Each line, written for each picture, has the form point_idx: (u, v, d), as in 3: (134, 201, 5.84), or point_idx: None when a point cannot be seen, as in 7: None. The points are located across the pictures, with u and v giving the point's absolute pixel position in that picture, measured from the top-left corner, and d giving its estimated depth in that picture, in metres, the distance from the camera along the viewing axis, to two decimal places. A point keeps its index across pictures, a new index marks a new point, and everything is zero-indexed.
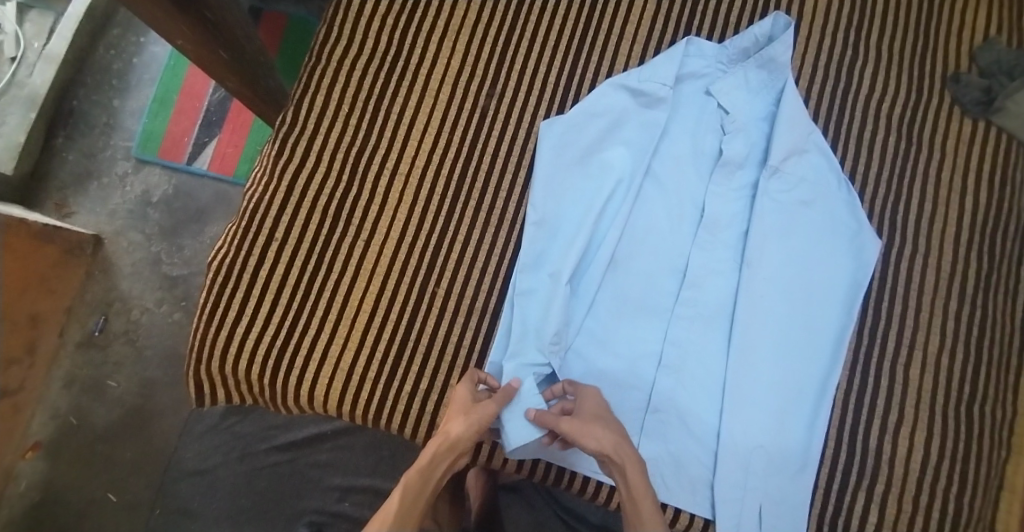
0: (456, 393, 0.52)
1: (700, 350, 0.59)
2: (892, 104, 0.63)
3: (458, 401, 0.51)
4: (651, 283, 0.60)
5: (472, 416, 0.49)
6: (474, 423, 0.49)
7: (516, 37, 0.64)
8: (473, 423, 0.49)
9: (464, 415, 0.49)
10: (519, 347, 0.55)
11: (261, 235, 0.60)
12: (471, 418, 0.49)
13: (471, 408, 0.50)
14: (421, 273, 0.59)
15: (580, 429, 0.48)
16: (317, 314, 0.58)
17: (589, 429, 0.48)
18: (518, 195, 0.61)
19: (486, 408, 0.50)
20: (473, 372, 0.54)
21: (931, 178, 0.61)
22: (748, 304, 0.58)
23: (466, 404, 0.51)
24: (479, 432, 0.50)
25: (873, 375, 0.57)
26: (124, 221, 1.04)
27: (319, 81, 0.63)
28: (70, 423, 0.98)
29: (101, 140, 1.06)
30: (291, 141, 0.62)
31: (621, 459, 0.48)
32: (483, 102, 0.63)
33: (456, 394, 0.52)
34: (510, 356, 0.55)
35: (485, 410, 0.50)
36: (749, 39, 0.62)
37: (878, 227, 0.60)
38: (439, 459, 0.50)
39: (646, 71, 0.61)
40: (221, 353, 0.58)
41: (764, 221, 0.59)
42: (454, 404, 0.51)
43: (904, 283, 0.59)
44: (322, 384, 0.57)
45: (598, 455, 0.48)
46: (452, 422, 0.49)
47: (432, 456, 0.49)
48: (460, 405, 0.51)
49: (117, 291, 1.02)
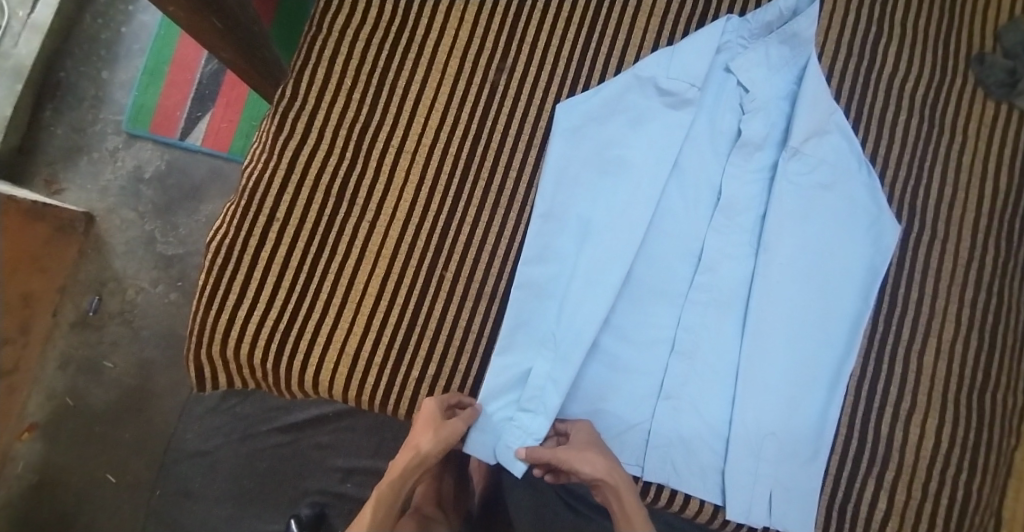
0: (424, 405, 0.52)
1: (714, 336, 0.57)
2: (916, 83, 0.61)
3: (424, 417, 0.51)
4: (665, 268, 0.59)
5: (442, 431, 0.50)
6: (442, 439, 0.50)
7: (528, 8, 0.61)
8: (442, 439, 0.50)
9: (435, 429, 0.50)
10: (532, 356, 0.55)
11: (261, 216, 0.57)
12: (440, 435, 0.50)
13: (442, 422, 0.51)
14: (428, 255, 0.57)
15: (574, 455, 0.50)
16: (321, 297, 0.56)
17: (582, 454, 0.50)
18: (527, 176, 0.59)
19: (452, 426, 0.51)
20: (450, 394, 0.54)
21: (951, 162, 0.60)
22: (764, 290, 0.56)
23: (436, 418, 0.51)
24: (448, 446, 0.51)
25: (887, 363, 0.56)
26: (116, 198, 1.01)
27: (320, 52, 0.60)
28: (66, 405, 0.97)
29: (90, 114, 1.03)
30: (291, 116, 0.59)
31: (614, 482, 0.49)
32: (493, 77, 0.60)
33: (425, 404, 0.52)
34: (502, 351, 0.55)
35: (453, 426, 0.51)
36: (773, 13, 0.59)
37: (898, 211, 0.59)
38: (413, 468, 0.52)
39: (675, 68, 0.58)
40: (222, 336, 0.56)
41: (781, 205, 0.57)
42: (422, 419, 0.52)
43: (920, 269, 0.58)
44: (328, 368, 0.56)
45: (592, 480, 0.50)
46: (423, 436, 0.50)
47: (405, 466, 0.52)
48: (428, 421, 0.51)
49: (110, 270, 1.00)
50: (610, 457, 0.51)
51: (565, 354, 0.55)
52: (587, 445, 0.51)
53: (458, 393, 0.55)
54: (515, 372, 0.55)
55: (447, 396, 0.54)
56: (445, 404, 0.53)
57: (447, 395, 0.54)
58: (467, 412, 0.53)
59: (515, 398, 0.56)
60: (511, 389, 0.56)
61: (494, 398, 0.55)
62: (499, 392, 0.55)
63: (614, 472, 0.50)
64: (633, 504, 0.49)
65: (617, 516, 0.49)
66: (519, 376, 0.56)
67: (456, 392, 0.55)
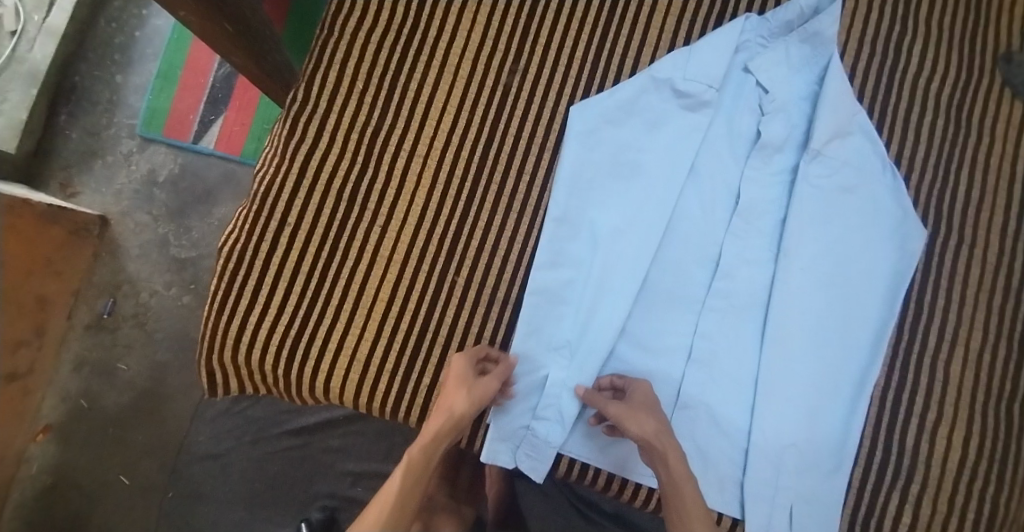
0: (456, 363, 0.51)
1: (733, 344, 0.56)
2: (941, 84, 0.59)
3: (458, 374, 0.50)
4: (682, 272, 0.57)
5: (477, 392, 0.48)
6: (476, 399, 0.48)
7: (541, 9, 0.60)
8: (476, 399, 0.48)
9: (467, 390, 0.48)
10: (547, 362, 0.55)
11: (273, 220, 0.56)
12: (474, 395, 0.48)
13: (473, 382, 0.49)
14: (440, 260, 0.56)
15: (626, 414, 0.48)
16: (332, 303, 0.56)
17: (634, 415, 0.48)
18: (541, 181, 0.58)
19: (487, 382, 0.50)
20: (478, 347, 0.53)
21: (978, 164, 0.58)
22: (785, 296, 0.55)
23: (469, 378, 0.50)
24: (480, 408, 0.49)
25: (912, 373, 0.55)
26: (130, 202, 1.02)
27: (332, 55, 0.59)
28: (81, 407, 0.98)
29: (104, 118, 1.03)
30: (303, 120, 0.58)
31: (663, 447, 0.47)
32: (506, 79, 0.59)
33: (455, 364, 0.51)
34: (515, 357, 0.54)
35: (487, 386, 0.49)
36: (793, 12, 0.57)
37: (924, 215, 0.57)
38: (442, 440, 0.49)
39: (692, 70, 0.56)
40: (233, 343, 0.55)
41: (802, 209, 0.56)
42: (454, 376, 0.50)
43: (947, 275, 0.56)
44: (339, 375, 0.55)
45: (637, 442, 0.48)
46: (455, 398, 0.48)
47: (435, 434, 0.48)
48: (461, 381, 0.49)
49: (124, 273, 1.00)
50: (662, 422, 0.49)
51: (580, 361, 0.54)
52: (645, 407, 0.49)
53: (485, 346, 0.54)
54: (530, 379, 0.55)
55: (478, 348, 0.53)
56: (475, 359, 0.52)
57: (479, 349, 0.53)
58: (501, 365, 0.51)
59: (528, 407, 0.55)
60: (525, 398, 0.55)
61: (508, 407, 0.54)
62: (514, 400, 0.54)
63: (666, 435, 0.48)
64: (681, 472, 0.47)
65: (660, 479, 0.47)
66: (536, 383, 0.55)
67: (482, 345, 0.54)
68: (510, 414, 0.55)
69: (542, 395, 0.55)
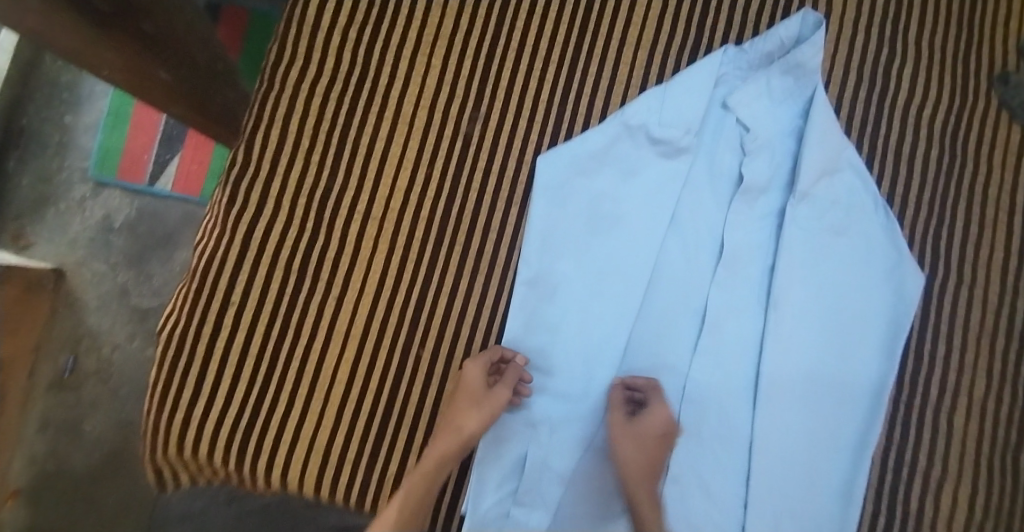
0: (468, 375, 0.48)
1: (723, 406, 0.52)
2: (935, 110, 0.54)
3: (469, 390, 0.48)
4: (667, 329, 0.53)
5: (487, 410, 0.47)
6: (487, 414, 0.47)
7: (502, 46, 0.55)
8: (485, 416, 0.47)
9: (477, 407, 0.47)
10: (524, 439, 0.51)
11: (215, 300, 0.51)
12: (485, 411, 0.47)
13: (484, 398, 0.48)
14: (403, 333, 0.52)
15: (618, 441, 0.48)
16: (285, 387, 0.51)
17: (621, 445, 0.48)
18: (509, 237, 0.53)
19: (498, 395, 0.48)
20: (495, 352, 0.49)
21: (976, 195, 0.54)
22: (777, 354, 0.51)
23: (479, 396, 0.48)
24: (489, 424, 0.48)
25: (916, 427, 0.51)
26: (86, 251, 0.96)
27: (273, 110, 0.54)
28: (48, 469, 0.92)
29: (55, 162, 0.97)
30: (245, 185, 0.53)
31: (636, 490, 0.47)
32: (466, 128, 0.54)
33: (468, 377, 0.48)
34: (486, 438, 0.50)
35: (498, 400, 0.48)
36: (773, 43, 0.53)
37: (922, 256, 0.53)
38: (448, 462, 0.47)
39: (668, 114, 0.53)
40: (178, 438, 0.50)
41: (792, 257, 0.52)
42: (465, 391, 0.48)
43: (948, 319, 0.52)
44: (297, 466, 0.50)
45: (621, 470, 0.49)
46: (466, 417, 0.47)
47: (442, 454, 0.46)
48: (472, 400, 0.48)
49: (85, 327, 0.95)
50: (654, 461, 0.48)
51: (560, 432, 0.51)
52: (643, 440, 0.48)
53: (500, 347, 0.50)
54: (509, 458, 0.50)
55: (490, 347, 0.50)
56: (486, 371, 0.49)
57: (492, 353, 0.49)
58: (512, 369, 0.49)
59: (506, 491, 0.50)
60: (503, 480, 0.50)
61: (484, 493, 0.50)
62: (491, 485, 0.50)
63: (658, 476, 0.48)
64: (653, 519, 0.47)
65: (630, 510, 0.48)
66: (515, 462, 0.51)
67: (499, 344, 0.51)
68: (486, 500, 0.50)
69: (521, 477, 0.51)
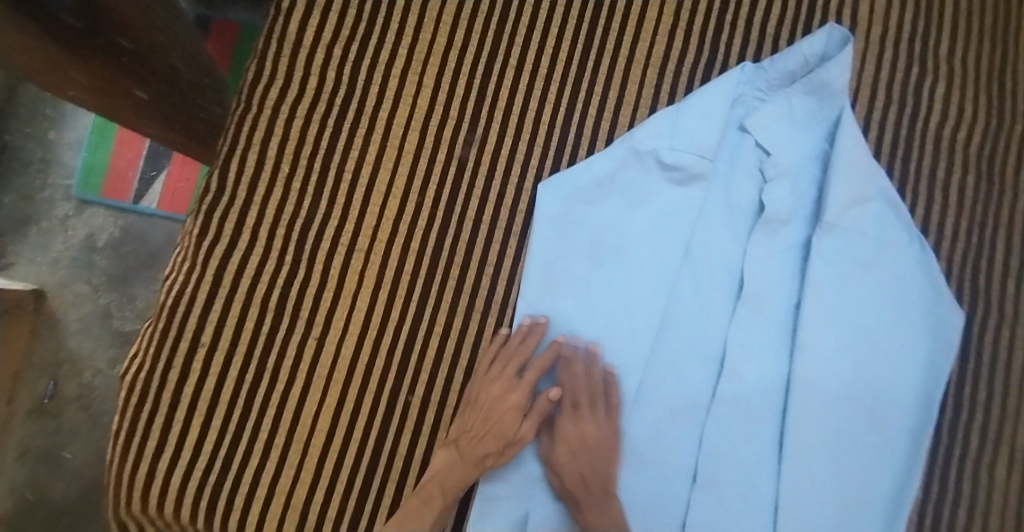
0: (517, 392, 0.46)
1: (743, 457, 0.47)
2: (970, 132, 0.50)
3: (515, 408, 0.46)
4: (681, 372, 0.48)
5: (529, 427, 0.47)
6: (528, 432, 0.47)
7: (500, 63, 0.51)
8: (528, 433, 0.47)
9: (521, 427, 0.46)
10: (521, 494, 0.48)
11: (185, 340, 0.47)
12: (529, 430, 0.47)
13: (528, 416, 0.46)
14: (391, 376, 0.47)
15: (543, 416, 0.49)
16: (260, 436, 0.46)
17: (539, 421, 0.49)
18: (508, 271, 0.49)
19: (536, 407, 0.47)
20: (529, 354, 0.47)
21: (1017, 226, 0.49)
22: (802, 401, 0.46)
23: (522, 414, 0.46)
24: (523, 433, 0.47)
25: (954, 481, 0.46)
26: (67, 271, 0.92)
27: (251, 133, 0.49)
28: (26, 500, 0.88)
29: (37, 179, 0.93)
30: (219, 214, 0.48)
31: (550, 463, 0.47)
32: (462, 151, 0.50)
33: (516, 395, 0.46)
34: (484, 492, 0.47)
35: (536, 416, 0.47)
36: (795, 60, 0.49)
37: (958, 292, 0.48)
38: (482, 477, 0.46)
39: (681, 138, 0.48)
40: (142, 493, 0.45)
41: (818, 294, 0.47)
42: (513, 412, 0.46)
43: (989, 361, 0.48)
44: (273, 523, 0.46)
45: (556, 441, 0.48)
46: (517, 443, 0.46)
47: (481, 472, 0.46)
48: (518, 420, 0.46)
49: (66, 350, 0.91)
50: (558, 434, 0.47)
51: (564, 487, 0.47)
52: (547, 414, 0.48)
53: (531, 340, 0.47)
54: (509, 514, 0.47)
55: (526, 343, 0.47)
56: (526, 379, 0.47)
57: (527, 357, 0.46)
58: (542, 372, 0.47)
59: None
60: None
61: None
62: None
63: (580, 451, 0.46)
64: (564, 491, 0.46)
65: None
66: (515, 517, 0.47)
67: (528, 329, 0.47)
68: None
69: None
